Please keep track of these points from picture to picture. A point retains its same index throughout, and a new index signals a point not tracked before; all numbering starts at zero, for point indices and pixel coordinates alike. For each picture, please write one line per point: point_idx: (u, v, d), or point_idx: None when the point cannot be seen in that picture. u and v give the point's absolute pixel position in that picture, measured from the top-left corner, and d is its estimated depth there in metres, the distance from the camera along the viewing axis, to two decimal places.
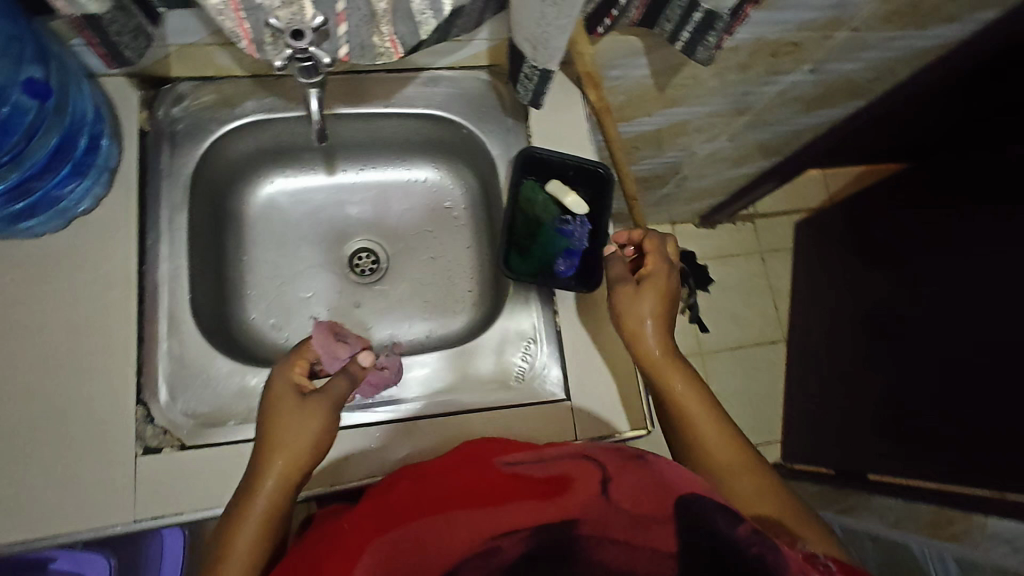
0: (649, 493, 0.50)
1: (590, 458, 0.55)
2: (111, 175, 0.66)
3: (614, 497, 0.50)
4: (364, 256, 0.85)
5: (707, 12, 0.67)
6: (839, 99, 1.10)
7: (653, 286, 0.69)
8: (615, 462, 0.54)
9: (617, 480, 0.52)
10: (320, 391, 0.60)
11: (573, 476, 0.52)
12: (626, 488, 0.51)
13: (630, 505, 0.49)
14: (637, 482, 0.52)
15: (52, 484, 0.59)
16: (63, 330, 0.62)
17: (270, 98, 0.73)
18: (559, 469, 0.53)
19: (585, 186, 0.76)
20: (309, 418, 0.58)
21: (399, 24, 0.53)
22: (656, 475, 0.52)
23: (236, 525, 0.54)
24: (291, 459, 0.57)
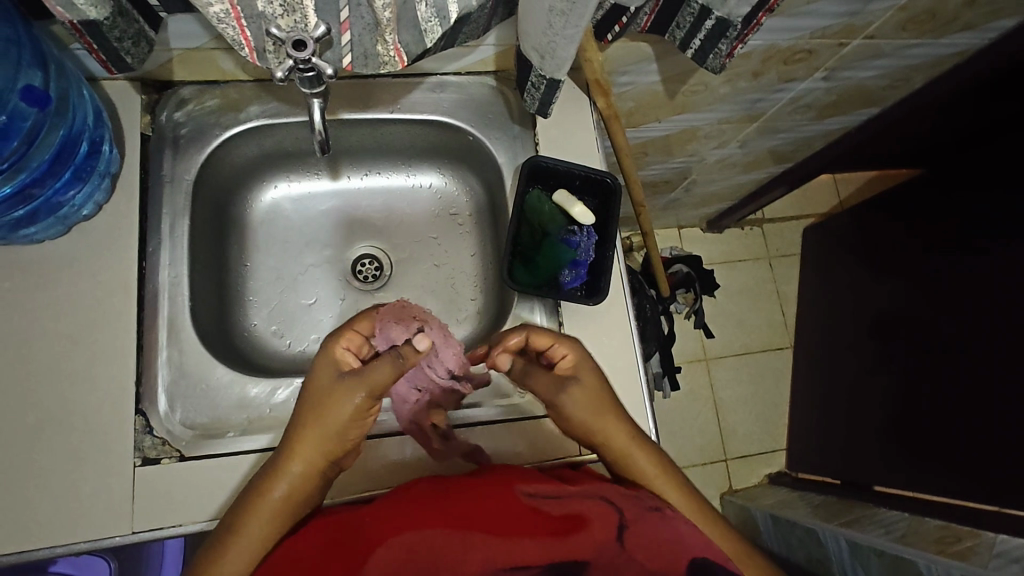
0: (663, 550, 0.48)
1: (608, 501, 0.53)
2: (113, 180, 0.65)
3: (632, 547, 0.48)
4: (367, 262, 0.84)
5: (719, 20, 0.65)
6: (852, 106, 1.08)
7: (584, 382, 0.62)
8: (632, 510, 0.52)
9: (633, 528, 0.49)
10: (357, 374, 0.57)
11: (590, 517, 0.49)
12: (644, 540, 0.49)
13: (644, 555, 0.47)
14: (652, 533, 0.50)
15: (50, 494, 0.58)
16: (61, 338, 0.62)
17: (274, 103, 0.72)
18: (576, 508, 0.51)
19: (592, 198, 0.76)
20: (343, 403, 0.56)
21: (403, 32, 0.52)
22: (671, 532, 0.50)
23: (252, 507, 0.53)
24: (321, 442, 0.56)
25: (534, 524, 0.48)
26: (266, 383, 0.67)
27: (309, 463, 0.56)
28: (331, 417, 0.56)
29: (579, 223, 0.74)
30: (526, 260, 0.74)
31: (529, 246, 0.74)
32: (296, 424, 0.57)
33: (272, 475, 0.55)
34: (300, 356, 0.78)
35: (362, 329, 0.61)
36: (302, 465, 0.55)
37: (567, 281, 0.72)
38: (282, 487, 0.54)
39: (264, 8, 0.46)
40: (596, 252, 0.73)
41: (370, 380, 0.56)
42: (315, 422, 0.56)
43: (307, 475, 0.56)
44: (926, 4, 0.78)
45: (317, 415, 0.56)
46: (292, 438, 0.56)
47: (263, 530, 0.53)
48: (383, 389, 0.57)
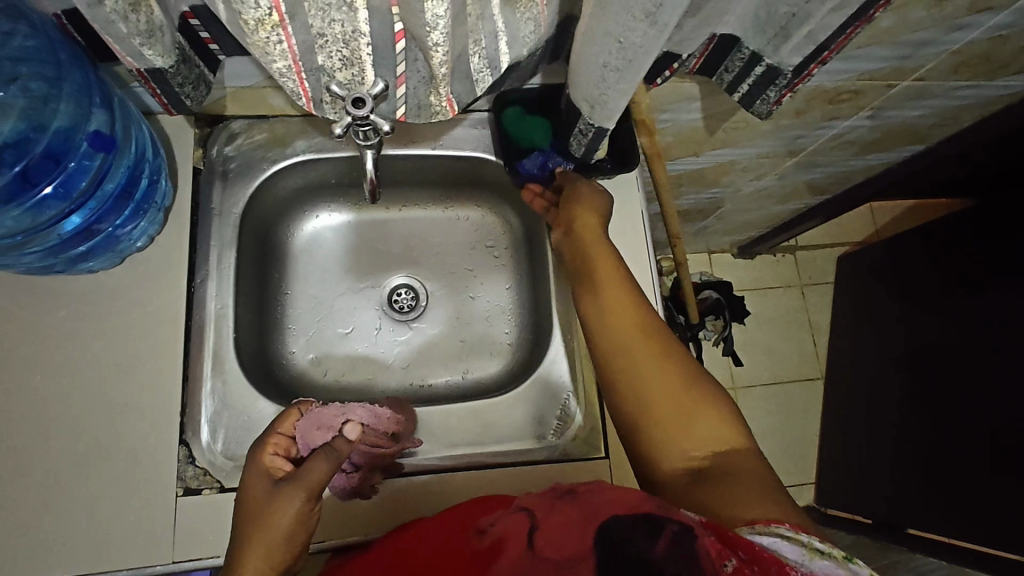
0: (573, 534, 0.42)
1: (526, 508, 0.48)
2: (166, 213, 0.67)
3: (543, 548, 0.42)
4: (404, 292, 0.84)
5: (769, 67, 0.64)
6: (896, 142, 1.06)
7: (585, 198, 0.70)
8: (547, 506, 0.47)
9: (545, 524, 0.44)
10: (290, 478, 0.52)
11: (506, 533, 0.45)
12: (555, 534, 0.43)
13: (554, 550, 0.42)
14: (564, 519, 0.44)
15: (96, 522, 0.60)
16: (110, 367, 0.64)
17: (320, 138, 0.73)
18: (498, 529, 0.46)
19: (609, 159, 0.76)
20: (282, 508, 0.51)
21: (456, 84, 0.53)
22: (585, 509, 0.45)
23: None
24: (268, 554, 0.50)
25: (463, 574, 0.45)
26: None
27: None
28: (273, 525, 0.50)
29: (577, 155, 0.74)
30: (529, 102, 0.74)
31: (548, 100, 0.74)
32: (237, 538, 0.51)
33: None
34: (336, 384, 0.79)
35: (285, 430, 0.58)
36: None
37: (523, 162, 0.74)
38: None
39: (324, 62, 0.47)
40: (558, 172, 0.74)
41: (307, 481, 0.52)
42: (258, 533, 0.50)
43: None
44: (981, 49, 0.76)
45: (256, 526, 0.50)
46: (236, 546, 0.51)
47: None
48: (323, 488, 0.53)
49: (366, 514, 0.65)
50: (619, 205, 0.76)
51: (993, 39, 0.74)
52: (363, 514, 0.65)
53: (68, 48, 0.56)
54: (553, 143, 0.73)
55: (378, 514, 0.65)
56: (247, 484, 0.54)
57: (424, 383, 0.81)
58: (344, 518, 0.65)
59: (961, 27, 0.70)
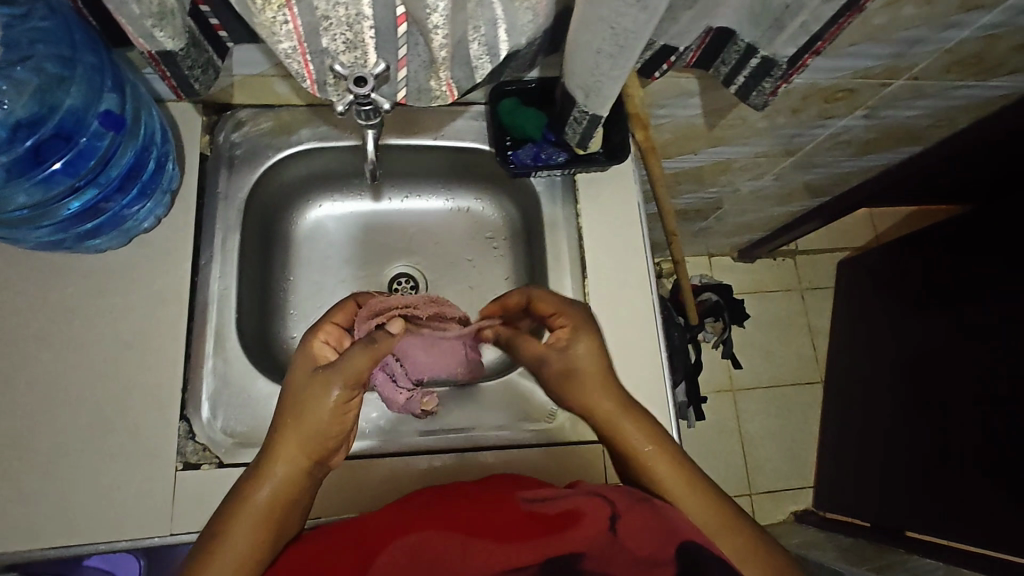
0: (655, 540, 0.47)
1: (597, 494, 0.51)
2: (172, 196, 0.69)
3: (623, 537, 0.46)
4: (403, 281, 0.86)
5: (764, 59, 0.66)
6: (893, 143, 1.07)
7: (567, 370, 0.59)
8: (624, 502, 0.51)
9: (626, 517, 0.48)
10: (331, 366, 0.53)
11: (581, 511, 0.48)
12: (635, 529, 0.47)
13: (636, 545, 0.46)
14: (644, 522, 0.48)
15: (96, 495, 0.61)
16: (115, 344, 0.65)
17: (324, 127, 0.75)
18: (569, 504, 0.50)
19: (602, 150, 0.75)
20: (321, 398, 0.53)
21: (456, 70, 0.55)
22: (661, 518, 0.49)
23: (234, 508, 0.51)
24: (302, 441, 0.53)
25: (529, 525, 0.47)
26: None
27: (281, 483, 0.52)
28: (307, 414, 0.53)
29: (568, 146, 0.74)
30: (524, 95, 0.75)
31: (544, 93, 0.75)
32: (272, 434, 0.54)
33: (257, 476, 0.52)
34: None
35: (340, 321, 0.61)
36: (285, 465, 0.52)
37: (514, 156, 0.75)
38: (265, 489, 0.51)
39: (328, 44, 0.49)
40: (548, 162, 0.75)
41: (346, 372, 0.53)
42: (294, 419, 0.53)
43: (291, 476, 0.52)
44: (973, 48, 0.78)
45: (296, 412, 0.53)
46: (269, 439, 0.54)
47: (249, 539, 0.49)
48: (360, 380, 0.54)
49: (359, 492, 0.67)
50: (616, 196, 0.78)
51: (985, 38, 0.75)
52: (357, 493, 0.66)
53: (84, 31, 0.58)
54: (546, 133, 0.74)
55: (372, 491, 0.67)
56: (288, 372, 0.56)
57: None
58: (340, 495, 0.66)
59: (953, 25, 0.71)
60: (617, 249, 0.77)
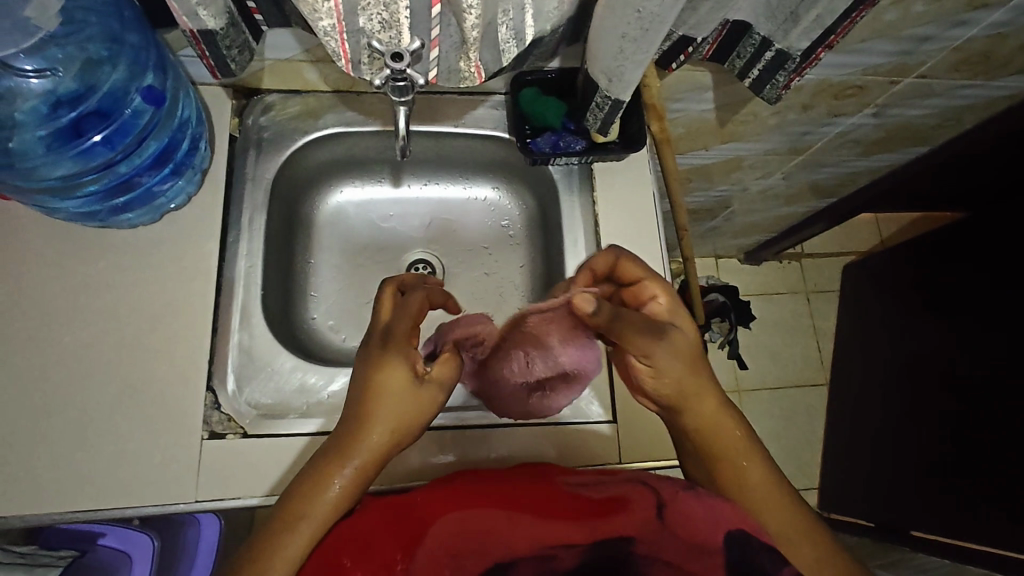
0: (703, 526, 0.49)
1: (647, 484, 0.55)
2: (203, 175, 0.72)
3: (672, 523, 0.50)
4: (421, 267, 0.88)
5: (779, 52, 0.68)
6: (900, 143, 1.09)
7: (676, 344, 0.59)
8: (672, 488, 0.54)
9: (671, 506, 0.52)
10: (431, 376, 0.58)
11: (629, 498, 0.53)
12: (683, 515, 0.50)
13: (685, 532, 0.49)
14: (692, 510, 0.51)
15: (124, 461, 0.63)
16: (144, 316, 0.67)
17: (349, 113, 0.78)
18: (618, 492, 0.54)
19: (620, 140, 0.77)
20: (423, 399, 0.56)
21: (484, 52, 0.57)
22: (707, 503, 0.52)
23: (315, 486, 0.52)
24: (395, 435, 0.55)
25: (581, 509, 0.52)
26: (324, 373, 0.70)
27: (362, 467, 0.53)
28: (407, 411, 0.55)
29: (586, 134, 0.76)
30: (544, 85, 0.78)
31: (563, 83, 0.77)
32: (357, 418, 0.54)
33: (339, 457, 0.53)
34: (353, 351, 0.82)
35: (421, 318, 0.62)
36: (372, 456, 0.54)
37: (536, 144, 0.77)
38: (347, 471, 0.53)
39: (365, 24, 0.51)
40: (568, 149, 0.77)
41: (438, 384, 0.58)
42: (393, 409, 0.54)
43: (371, 464, 0.54)
44: (981, 47, 0.80)
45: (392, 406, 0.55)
46: (347, 424, 0.55)
47: (325, 516, 0.51)
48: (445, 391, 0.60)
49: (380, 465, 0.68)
50: (632, 185, 0.80)
51: (992, 37, 0.78)
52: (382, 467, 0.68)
53: (132, 8, 0.61)
54: (565, 122, 0.77)
55: (393, 465, 0.68)
56: (384, 360, 0.56)
57: None
58: None
59: (961, 23, 0.73)
60: (632, 236, 0.78)
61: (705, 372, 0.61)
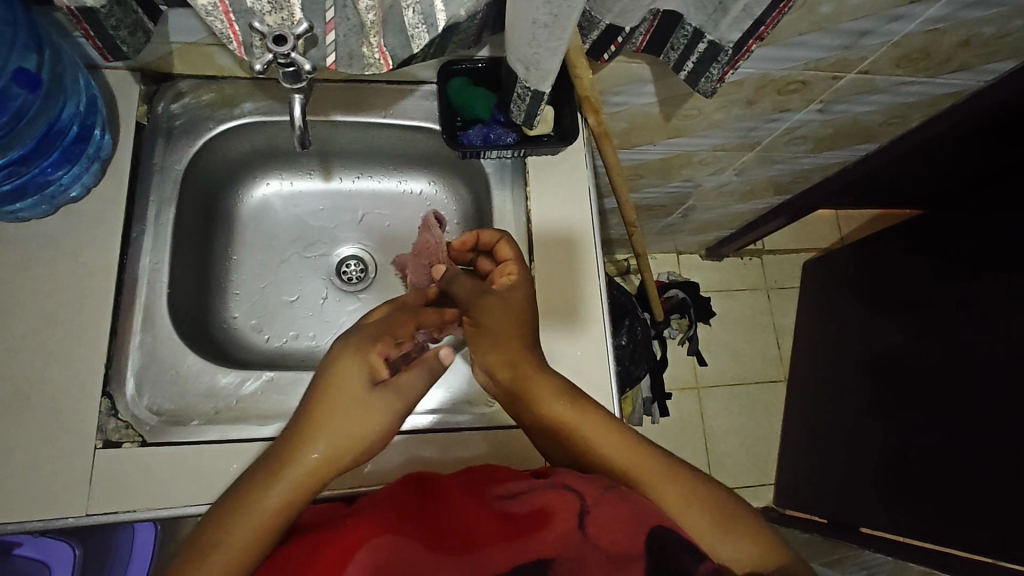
0: (625, 527, 0.47)
1: (567, 486, 0.51)
2: (102, 164, 0.67)
3: (594, 533, 0.47)
4: (353, 263, 0.84)
5: (711, 44, 0.66)
6: (849, 140, 1.09)
7: (500, 304, 0.61)
8: (593, 491, 0.50)
9: (596, 511, 0.48)
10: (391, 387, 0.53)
11: (551, 508, 0.48)
12: (607, 522, 0.48)
13: (606, 540, 0.46)
14: (617, 514, 0.48)
15: (9, 473, 0.58)
16: (35, 317, 0.62)
17: (268, 101, 0.74)
18: (539, 502, 0.49)
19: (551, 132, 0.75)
20: (376, 412, 0.52)
21: (389, 36, 0.54)
22: (633, 505, 0.50)
23: (240, 511, 0.47)
24: (335, 450, 0.50)
25: (501, 529, 0.48)
26: (235, 373, 0.67)
27: (296, 489, 0.49)
28: (362, 427, 0.51)
29: (516, 126, 0.73)
30: (473, 75, 0.75)
31: (492, 74, 0.74)
32: (320, 399, 0.51)
33: (262, 481, 0.48)
34: (277, 351, 0.78)
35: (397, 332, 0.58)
36: (298, 480, 0.49)
37: (467, 137, 0.74)
38: (285, 484, 0.48)
39: (253, 4, 0.49)
40: (499, 142, 0.74)
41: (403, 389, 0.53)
42: (343, 421, 0.50)
43: (301, 486, 0.49)
44: (920, 42, 0.79)
45: (332, 415, 0.51)
46: (282, 445, 0.51)
47: (241, 543, 0.46)
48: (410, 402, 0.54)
49: None
50: (568, 179, 0.77)
51: (931, 33, 0.76)
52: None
53: None
54: (495, 114, 0.74)
55: None
56: (337, 363, 0.53)
57: None
58: None
59: (898, 18, 0.72)
60: (565, 232, 0.76)
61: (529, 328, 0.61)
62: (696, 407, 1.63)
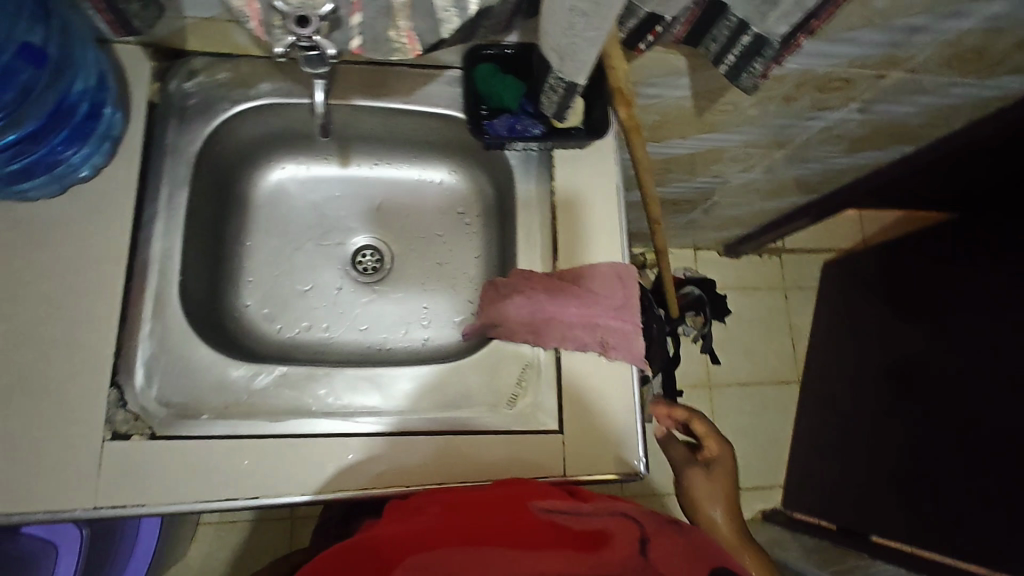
0: (687, 560, 0.45)
1: (629, 516, 0.51)
2: (115, 144, 0.64)
3: (655, 560, 0.45)
4: (369, 254, 0.82)
5: (756, 37, 0.62)
6: (886, 140, 1.04)
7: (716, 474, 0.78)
8: (655, 523, 0.50)
9: (656, 541, 0.47)
10: None
11: (610, 532, 0.48)
12: (665, 552, 0.46)
13: (667, 566, 0.44)
14: (675, 546, 0.47)
15: (12, 460, 0.57)
16: (42, 301, 0.60)
17: (287, 82, 0.71)
18: (598, 525, 0.49)
19: (579, 125, 0.71)
20: None
21: (418, 19, 0.50)
22: (696, 543, 0.48)
23: None
24: None
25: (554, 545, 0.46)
26: (249, 366, 0.65)
27: None
28: None
29: (545, 118, 0.70)
30: (501, 62, 0.72)
31: (522, 61, 0.71)
32: None
33: None
34: (290, 342, 0.76)
35: None
36: None
37: (492, 127, 0.71)
38: None
39: None
40: (524, 132, 0.70)
41: None
42: None
43: None
44: (974, 42, 0.74)
45: None
46: None
47: None
48: None
49: (297, 474, 0.60)
50: (596, 173, 0.73)
51: (987, 32, 0.72)
52: (322, 477, 0.61)
53: None
54: (523, 104, 0.71)
55: (313, 472, 0.61)
56: None
57: (381, 346, 0.78)
58: (280, 477, 0.60)
59: (956, 15, 0.67)
60: (594, 231, 0.72)
61: (729, 505, 0.76)
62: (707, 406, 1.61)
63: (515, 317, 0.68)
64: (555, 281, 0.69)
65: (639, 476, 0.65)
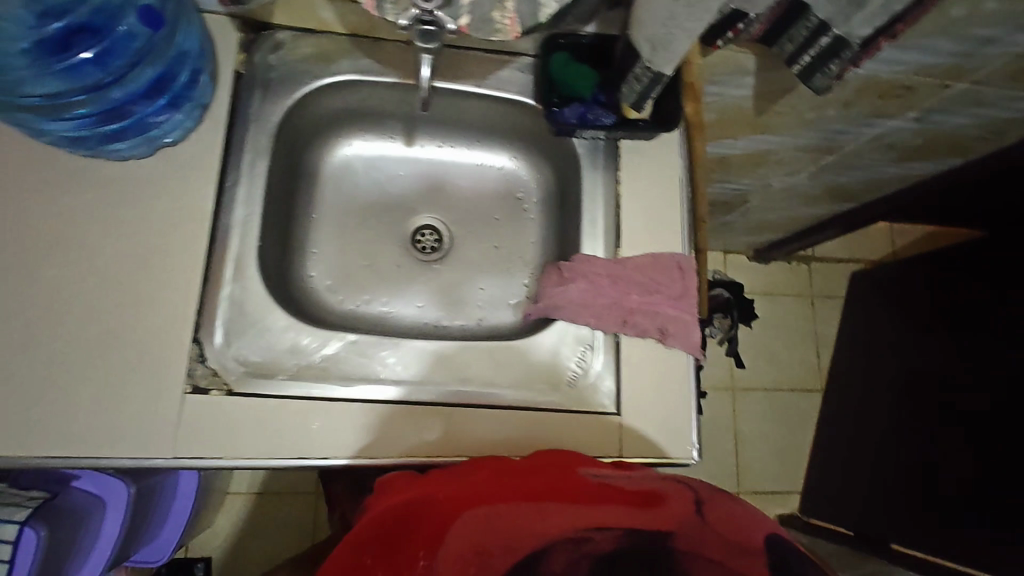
0: (740, 523, 0.52)
1: (684, 481, 0.57)
2: (203, 110, 0.67)
3: (711, 521, 0.52)
4: (429, 233, 0.83)
5: (837, 39, 0.63)
6: (936, 151, 1.05)
7: None
8: (708, 490, 0.56)
9: (712, 505, 0.54)
10: None
11: (664, 492, 0.55)
12: (722, 516, 0.52)
13: (722, 526, 0.51)
14: (729, 511, 0.53)
15: (99, 407, 0.59)
16: (131, 256, 0.63)
17: (367, 60, 0.72)
18: (652, 485, 0.56)
19: (648, 117, 0.72)
20: None
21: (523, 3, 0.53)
22: (749, 509, 0.54)
23: None
24: None
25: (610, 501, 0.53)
26: (319, 334, 0.67)
27: None
28: None
29: (617, 108, 0.71)
30: (575, 51, 0.73)
31: (597, 50, 0.72)
32: None
33: None
34: (350, 313, 0.78)
35: None
36: None
37: (564, 115, 0.72)
38: None
39: None
40: (596, 122, 0.72)
41: None
42: None
43: None
44: None
45: None
46: None
47: None
48: None
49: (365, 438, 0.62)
50: (661, 166, 0.75)
51: None
52: (387, 442, 0.63)
53: None
54: (596, 94, 0.72)
55: (379, 437, 0.63)
56: None
57: (437, 323, 0.80)
58: (348, 440, 0.62)
59: None
60: (656, 222, 0.73)
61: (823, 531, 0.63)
62: (730, 408, 1.62)
63: (582, 306, 0.69)
64: (620, 269, 0.71)
65: (692, 462, 0.67)
